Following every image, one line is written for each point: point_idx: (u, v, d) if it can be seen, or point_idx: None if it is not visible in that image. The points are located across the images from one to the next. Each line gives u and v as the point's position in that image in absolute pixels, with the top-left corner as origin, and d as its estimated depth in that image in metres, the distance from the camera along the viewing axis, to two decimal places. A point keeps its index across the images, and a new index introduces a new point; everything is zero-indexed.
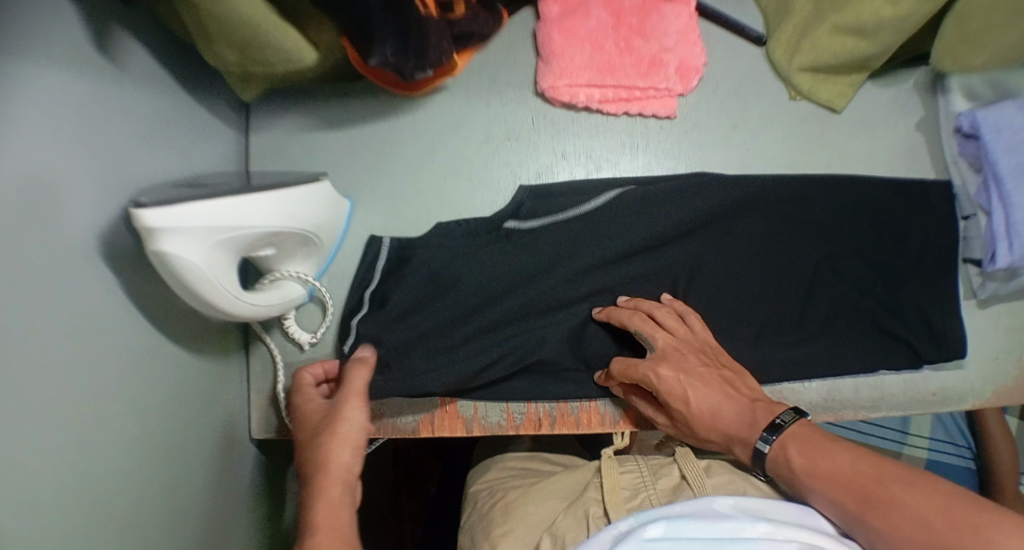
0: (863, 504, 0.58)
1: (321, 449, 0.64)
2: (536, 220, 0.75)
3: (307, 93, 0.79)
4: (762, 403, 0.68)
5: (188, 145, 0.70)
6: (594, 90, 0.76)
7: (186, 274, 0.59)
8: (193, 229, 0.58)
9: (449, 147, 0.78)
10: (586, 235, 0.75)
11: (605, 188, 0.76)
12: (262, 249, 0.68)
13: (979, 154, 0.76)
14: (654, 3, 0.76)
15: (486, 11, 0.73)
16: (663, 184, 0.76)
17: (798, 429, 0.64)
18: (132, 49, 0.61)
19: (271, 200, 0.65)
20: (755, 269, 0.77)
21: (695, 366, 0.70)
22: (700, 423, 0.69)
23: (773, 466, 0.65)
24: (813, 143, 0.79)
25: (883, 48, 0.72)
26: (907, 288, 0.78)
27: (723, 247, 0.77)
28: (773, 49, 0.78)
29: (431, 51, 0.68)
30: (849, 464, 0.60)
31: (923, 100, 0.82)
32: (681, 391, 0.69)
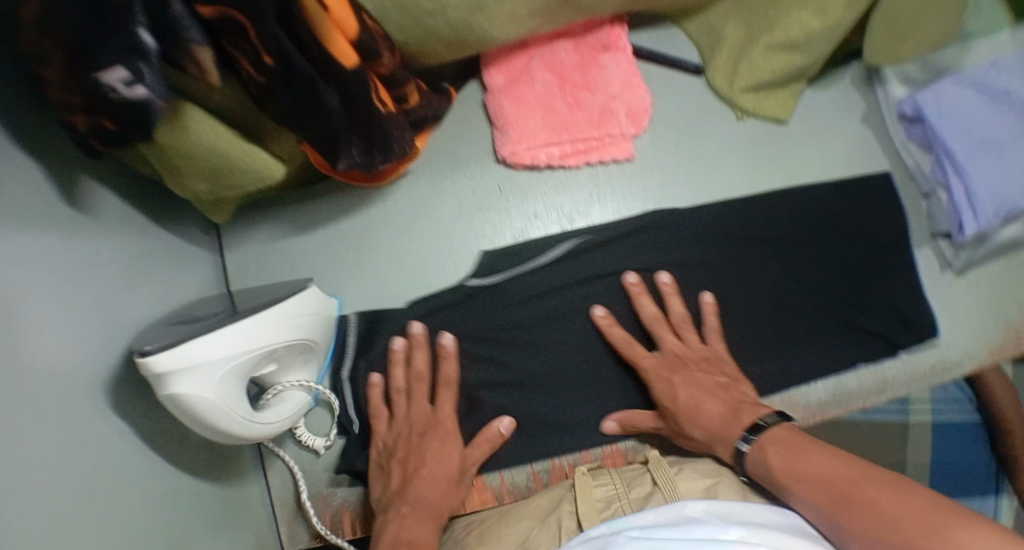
0: (837, 503, 0.57)
1: (434, 446, 0.72)
2: (493, 276, 0.77)
3: (275, 203, 0.80)
4: (746, 406, 0.70)
5: (170, 277, 0.71)
6: (552, 148, 0.79)
7: (197, 410, 0.60)
8: (199, 365, 0.59)
9: (424, 231, 0.80)
10: (545, 288, 0.77)
11: (559, 240, 0.78)
12: (264, 367, 0.68)
13: (927, 135, 0.80)
14: (592, 56, 0.80)
15: (437, 94, 0.75)
16: (618, 230, 0.77)
17: (781, 430, 0.65)
18: (105, 198, 0.62)
19: (269, 321, 0.65)
20: (741, 288, 0.79)
21: (695, 373, 0.73)
22: (687, 419, 0.71)
23: (753, 466, 0.64)
24: (767, 157, 0.82)
25: (813, 58, 0.76)
26: (877, 284, 0.81)
27: (707, 272, 0.79)
28: (712, 77, 0.81)
29: (399, 144, 0.70)
30: (827, 466, 0.60)
31: (863, 95, 0.85)
32: (670, 388, 0.72)
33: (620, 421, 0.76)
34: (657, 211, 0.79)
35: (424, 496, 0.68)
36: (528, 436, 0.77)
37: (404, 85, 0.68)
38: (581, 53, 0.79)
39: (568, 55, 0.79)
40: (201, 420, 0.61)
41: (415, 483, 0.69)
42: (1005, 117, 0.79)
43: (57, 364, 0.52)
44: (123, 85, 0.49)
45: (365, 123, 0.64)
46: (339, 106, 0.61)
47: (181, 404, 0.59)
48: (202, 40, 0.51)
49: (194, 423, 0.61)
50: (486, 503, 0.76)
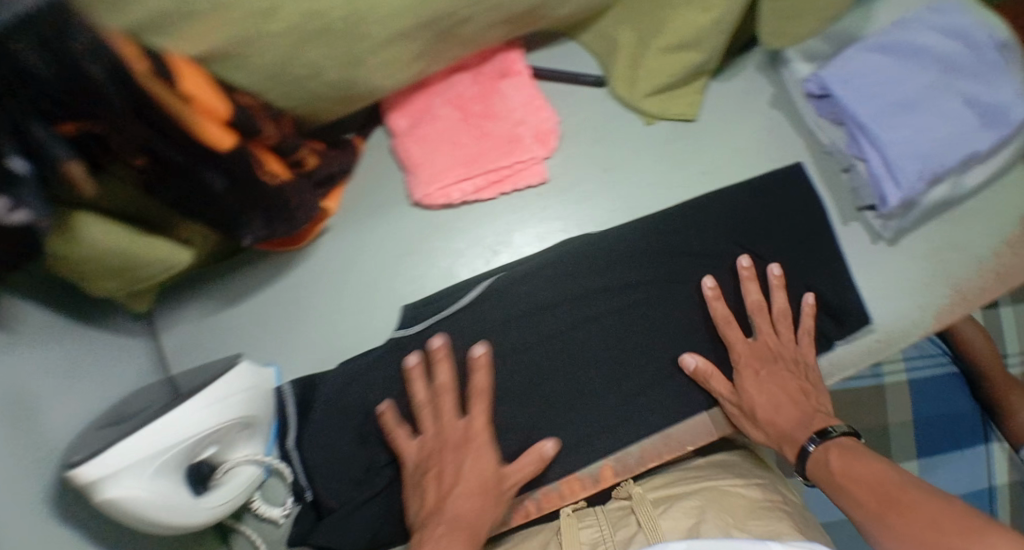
0: (884, 505, 0.60)
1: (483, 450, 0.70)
2: (419, 324, 0.77)
3: (199, 281, 0.80)
4: (820, 415, 0.73)
5: (104, 374, 0.71)
6: (465, 183, 0.78)
7: (138, 510, 0.60)
8: (131, 466, 0.59)
9: (350, 285, 0.80)
10: (467, 330, 0.76)
11: (475, 280, 0.78)
12: (204, 451, 0.68)
13: (837, 110, 0.79)
14: (491, 85, 0.80)
15: (338, 149, 0.75)
16: (535, 262, 0.77)
17: (846, 440, 0.69)
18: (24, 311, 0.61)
19: (199, 407, 0.66)
20: (676, 294, 0.78)
21: (784, 373, 0.76)
22: (762, 414, 0.74)
23: (813, 467, 0.69)
24: (682, 157, 0.82)
25: (711, 53, 0.76)
26: (798, 274, 0.80)
27: (650, 282, 0.78)
28: (614, 86, 0.80)
29: (301, 210, 0.70)
30: (879, 471, 0.64)
31: (769, 78, 0.84)
32: (756, 379, 0.75)
33: (696, 363, 0.76)
34: (573, 239, 0.79)
35: (461, 511, 0.65)
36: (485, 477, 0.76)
37: (295, 151, 0.68)
38: (479, 84, 0.80)
39: (466, 88, 0.80)
40: (137, 516, 0.61)
41: (449, 500, 0.66)
42: (922, 73, 0.80)
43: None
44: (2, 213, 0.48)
45: (258, 197, 0.64)
46: (225, 187, 0.61)
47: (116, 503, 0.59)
48: (69, 154, 0.50)
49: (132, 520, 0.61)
50: None
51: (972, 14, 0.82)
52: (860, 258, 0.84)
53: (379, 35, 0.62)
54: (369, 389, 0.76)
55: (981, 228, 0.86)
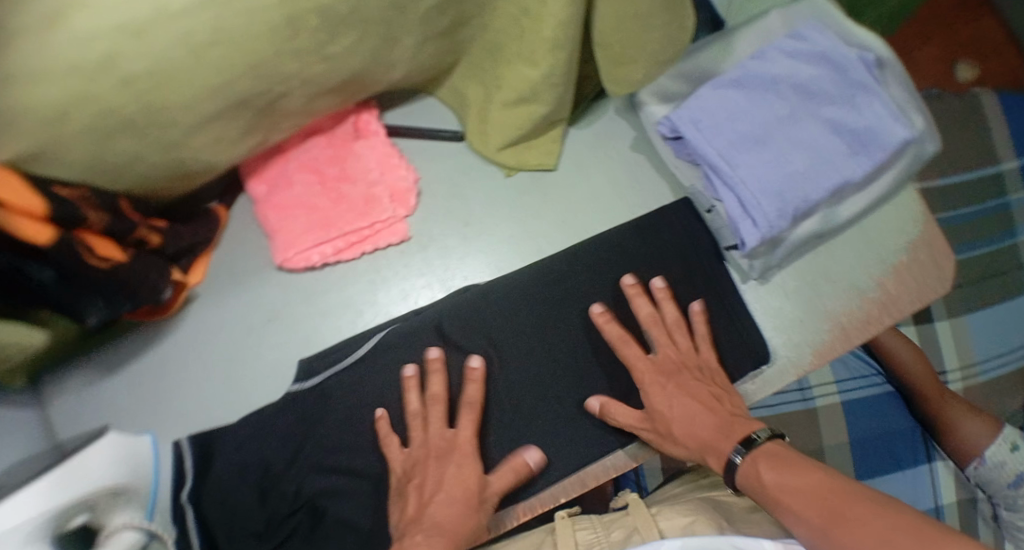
0: (829, 519, 0.58)
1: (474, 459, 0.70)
2: (316, 377, 0.76)
3: (78, 353, 0.82)
4: (737, 419, 0.71)
5: None
6: (324, 246, 0.80)
7: None
8: None
9: (225, 349, 0.81)
10: (361, 380, 0.75)
11: (372, 331, 0.78)
12: (75, 520, 0.62)
13: (690, 152, 0.79)
14: (346, 147, 0.81)
15: (192, 222, 0.78)
16: (431, 309, 0.78)
17: (772, 445, 0.68)
18: None
19: (60, 480, 0.61)
20: (569, 339, 0.77)
21: (691, 382, 0.74)
22: (680, 430, 0.71)
23: (744, 477, 0.67)
24: (543, 206, 0.82)
25: (553, 103, 0.77)
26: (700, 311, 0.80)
27: (545, 325, 0.77)
28: (470, 140, 0.81)
29: (146, 287, 0.72)
30: (818, 481, 0.62)
31: (630, 121, 0.85)
32: (664, 394, 0.73)
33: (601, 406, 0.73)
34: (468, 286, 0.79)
35: (439, 521, 0.65)
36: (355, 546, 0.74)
37: (133, 232, 0.70)
38: (334, 146, 0.81)
39: (321, 151, 0.81)
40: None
41: (432, 507, 0.67)
42: (778, 104, 0.79)
43: None
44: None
45: (92, 283, 0.67)
46: (53, 279, 0.63)
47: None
48: None
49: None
50: None
51: (833, 38, 0.80)
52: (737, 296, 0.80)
53: (193, 118, 0.64)
54: (272, 440, 0.75)
55: (857, 258, 0.85)
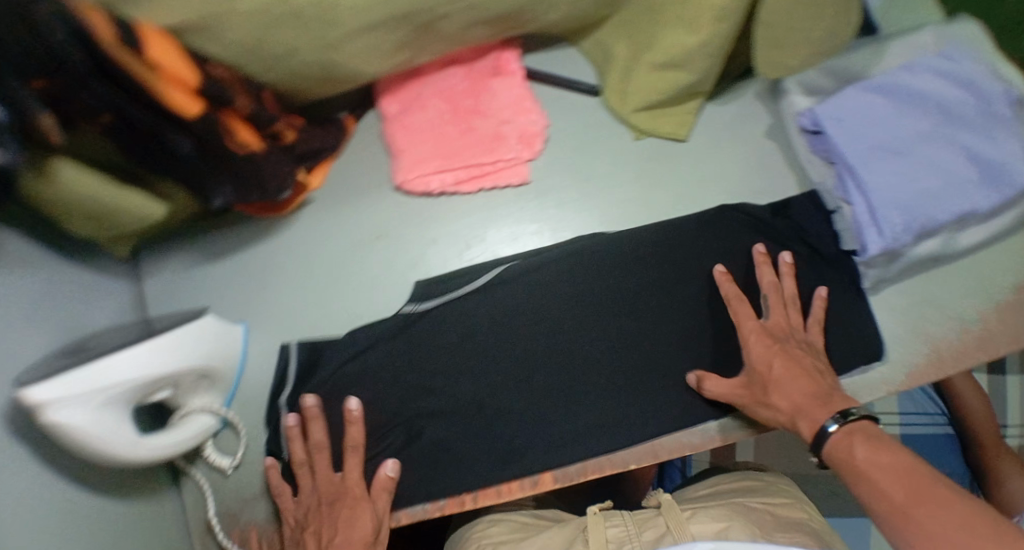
0: (897, 513, 0.60)
1: (350, 513, 0.76)
2: (433, 300, 0.80)
3: (186, 234, 0.83)
4: (837, 396, 0.71)
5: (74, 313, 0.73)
6: (446, 175, 0.80)
7: (78, 438, 0.63)
8: (78, 396, 0.62)
9: (330, 259, 0.82)
10: (479, 309, 0.79)
11: (492, 264, 0.81)
12: (157, 393, 0.72)
13: (828, 148, 0.78)
14: (483, 82, 0.80)
15: (323, 126, 0.78)
16: (551, 253, 0.80)
17: (865, 424, 0.67)
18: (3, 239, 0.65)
19: (150, 352, 0.68)
20: (678, 306, 0.79)
21: (795, 350, 0.75)
22: (777, 389, 0.72)
23: (835, 454, 0.66)
24: (667, 175, 0.81)
25: (704, 73, 0.75)
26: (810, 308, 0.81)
27: (658, 287, 0.80)
28: (608, 97, 0.81)
29: (274, 181, 0.72)
30: (899, 472, 0.61)
31: (768, 108, 0.83)
32: (767, 354, 0.74)
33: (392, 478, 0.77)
34: (585, 237, 0.80)
35: None
36: (433, 465, 0.78)
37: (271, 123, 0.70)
38: (471, 79, 0.80)
39: (458, 82, 0.80)
40: (108, 444, 0.66)
41: None
42: (924, 118, 0.77)
43: None
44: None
45: (224, 164, 0.67)
46: (193, 152, 0.63)
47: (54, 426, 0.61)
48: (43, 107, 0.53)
49: (133, 444, 0.69)
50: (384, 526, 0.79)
51: (978, 65, 0.79)
52: (842, 301, 0.81)
53: (362, 19, 0.64)
54: (383, 353, 0.79)
55: (967, 288, 0.83)
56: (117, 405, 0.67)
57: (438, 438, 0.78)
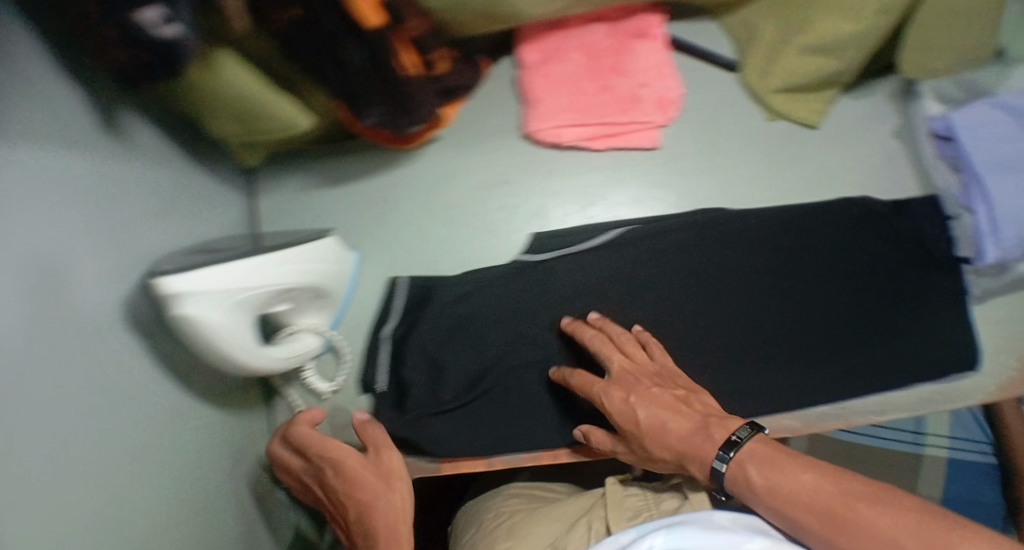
0: (828, 524, 0.57)
1: (365, 499, 0.71)
2: (548, 253, 0.80)
3: (311, 156, 0.84)
4: (715, 420, 0.67)
5: (193, 215, 0.73)
6: (578, 129, 0.80)
7: (207, 334, 0.62)
8: (213, 292, 0.61)
9: (450, 198, 0.83)
10: (593, 268, 0.80)
11: (611, 224, 0.81)
12: (276, 306, 0.71)
13: (956, 154, 0.78)
14: (626, 42, 0.80)
15: (470, 65, 0.77)
16: (670, 222, 0.81)
17: (758, 445, 0.63)
18: (140, 130, 0.65)
19: (277, 264, 0.68)
20: (786, 289, 0.82)
21: (648, 388, 0.70)
22: (653, 442, 0.68)
23: (730, 484, 0.63)
24: (793, 160, 0.83)
25: (846, 64, 0.76)
26: (917, 310, 0.82)
27: (768, 269, 0.82)
28: (747, 74, 0.82)
29: (422, 109, 0.71)
30: (813, 483, 0.59)
31: (898, 109, 0.84)
32: (629, 409, 0.69)
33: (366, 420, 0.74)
34: (705, 209, 0.82)
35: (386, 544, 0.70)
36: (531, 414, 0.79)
37: (431, 50, 0.70)
38: (615, 38, 0.80)
39: (601, 39, 0.80)
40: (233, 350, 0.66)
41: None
42: None
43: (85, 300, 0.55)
44: (155, 26, 0.51)
45: (386, 84, 0.66)
46: (362, 66, 0.63)
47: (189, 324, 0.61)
48: None
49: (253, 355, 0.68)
50: (480, 468, 0.79)
51: None
52: (949, 307, 0.82)
53: None
54: (494, 299, 0.79)
55: None
56: (247, 314, 0.66)
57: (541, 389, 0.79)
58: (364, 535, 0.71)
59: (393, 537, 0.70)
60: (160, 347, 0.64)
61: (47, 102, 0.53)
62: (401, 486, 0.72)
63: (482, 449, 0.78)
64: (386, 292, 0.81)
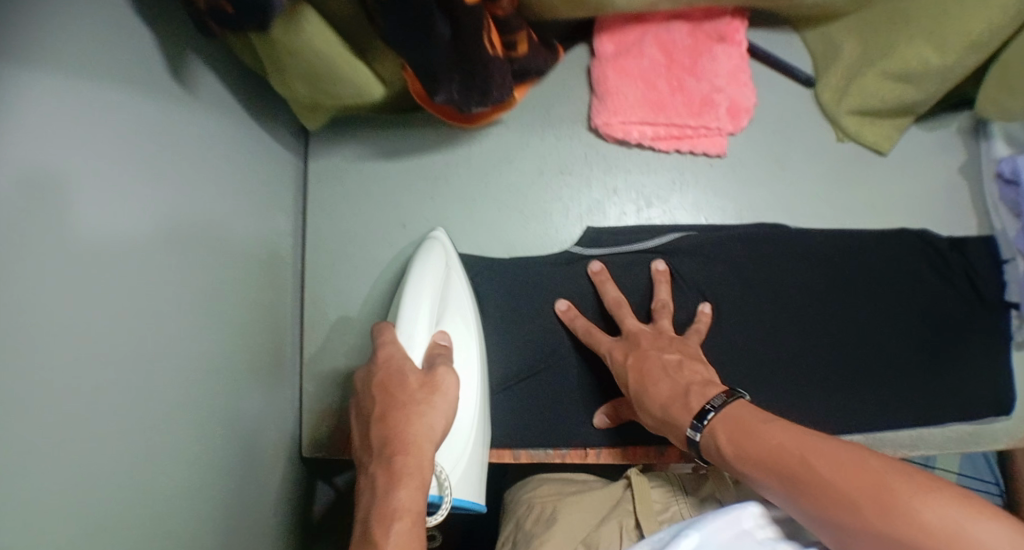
0: (793, 490, 0.53)
1: (400, 421, 0.59)
2: (598, 249, 0.78)
3: (368, 122, 0.82)
4: (696, 387, 0.63)
5: (242, 165, 0.69)
6: (646, 128, 0.78)
7: (429, 282, 0.71)
8: (447, 252, 0.75)
9: (503, 181, 0.81)
10: (642, 271, 0.78)
11: (667, 229, 0.79)
12: (452, 320, 0.71)
13: (1018, 199, 0.77)
14: (706, 44, 0.79)
15: (546, 50, 0.75)
16: (729, 231, 0.79)
17: (729, 411, 0.59)
18: (198, 73, 0.62)
19: (474, 318, 0.74)
20: (841, 314, 0.80)
21: (652, 356, 0.68)
22: (640, 403, 0.66)
23: (705, 452, 0.60)
24: (857, 183, 0.82)
25: (927, 95, 0.75)
26: (970, 350, 0.80)
27: (824, 292, 0.80)
28: (821, 92, 0.81)
29: (497, 90, 0.69)
30: (776, 443, 0.55)
31: (965, 144, 0.84)
32: (623, 371, 0.69)
33: (443, 346, 0.67)
34: (765, 224, 0.80)
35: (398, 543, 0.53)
36: (564, 408, 0.77)
37: (514, 31, 0.67)
38: (695, 38, 0.79)
39: (681, 38, 0.78)
40: (415, 313, 0.68)
41: (397, 491, 0.55)
42: None
43: (119, 246, 0.49)
44: None
45: (465, 58, 0.63)
46: (448, 38, 0.60)
47: (409, 286, 0.70)
48: None
49: (419, 330, 0.67)
50: (502, 460, 0.77)
51: None
52: (994, 348, 0.80)
53: None
54: (538, 290, 0.78)
55: None
56: (449, 311, 0.71)
57: (577, 386, 0.77)
58: (384, 438, 0.59)
59: (409, 445, 0.58)
60: (206, 290, 0.62)
61: (123, 32, 0.51)
62: (439, 404, 0.61)
63: (506, 439, 0.76)
64: None
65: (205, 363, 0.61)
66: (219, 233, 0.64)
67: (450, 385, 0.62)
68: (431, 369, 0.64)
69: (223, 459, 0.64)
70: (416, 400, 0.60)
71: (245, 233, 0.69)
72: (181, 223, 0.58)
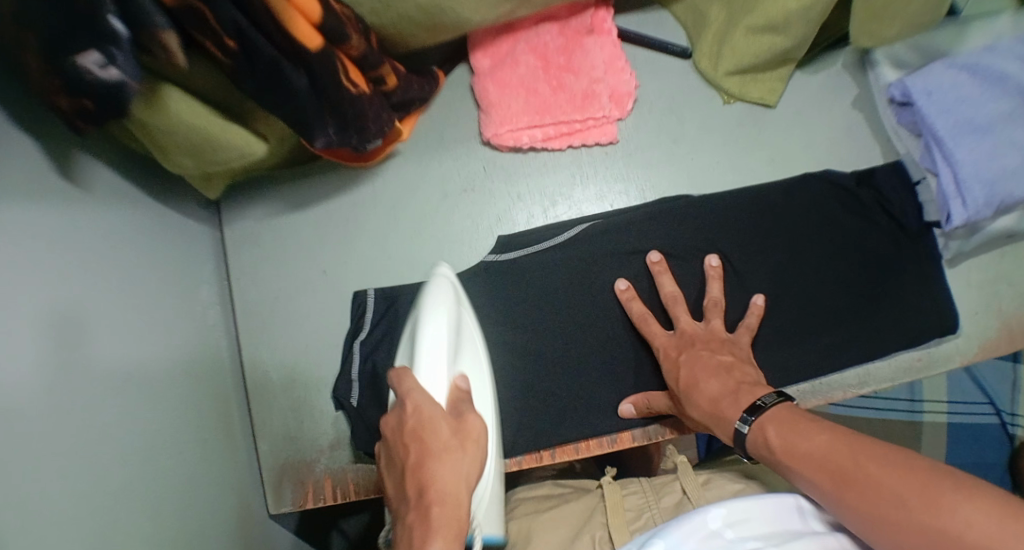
0: (840, 486, 0.54)
1: (433, 477, 0.54)
2: (513, 252, 0.79)
3: (273, 181, 0.84)
4: (746, 386, 0.66)
5: (153, 241, 0.70)
6: (535, 131, 0.80)
7: (440, 319, 0.64)
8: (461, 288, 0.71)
9: (411, 211, 0.83)
10: (557, 267, 0.79)
11: (575, 222, 0.81)
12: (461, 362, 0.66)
13: (916, 120, 0.78)
14: (577, 40, 0.81)
15: (422, 78, 0.78)
16: (636, 213, 0.80)
17: (780, 410, 0.62)
18: (89, 162, 0.62)
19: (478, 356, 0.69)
20: (768, 268, 0.80)
21: (704, 355, 0.71)
22: (688, 400, 0.69)
23: (754, 448, 0.62)
24: (751, 142, 0.84)
25: (796, 41, 0.76)
26: (900, 276, 0.80)
27: (745, 250, 0.80)
28: (699, 62, 0.83)
29: (373, 125, 0.72)
30: (827, 443, 0.57)
31: (855, 79, 0.85)
32: (675, 367, 0.71)
33: (464, 390, 0.62)
34: (667, 200, 0.81)
35: None
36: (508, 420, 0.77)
37: (377, 66, 0.69)
38: (565, 37, 0.81)
39: (552, 39, 0.81)
40: (432, 352, 0.62)
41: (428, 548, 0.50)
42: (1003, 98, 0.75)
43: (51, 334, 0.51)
44: (98, 67, 0.49)
45: (334, 103, 0.65)
46: (307, 88, 0.62)
47: (422, 321, 0.64)
48: (167, 25, 0.51)
49: (437, 371, 0.61)
50: None
51: None
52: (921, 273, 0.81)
53: None
54: None
55: None
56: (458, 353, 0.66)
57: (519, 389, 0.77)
58: (421, 488, 0.54)
59: (444, 494, 0.53)
60: (149, 364, 0.63)
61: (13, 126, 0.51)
62: (473, 450, 0.57)
63: None
64: (353, 307, 0.80)
65: (159, 434, 0.62)
66: (154, 316, 0.66)
67: (479, 425, 0.58)
68: (459, 416, 0.58)
69: (199, 531, 0.64)
70: (450, 444, 0.56)
71: (170, 306, 0.70)
72: (105, 311, 0.59)
